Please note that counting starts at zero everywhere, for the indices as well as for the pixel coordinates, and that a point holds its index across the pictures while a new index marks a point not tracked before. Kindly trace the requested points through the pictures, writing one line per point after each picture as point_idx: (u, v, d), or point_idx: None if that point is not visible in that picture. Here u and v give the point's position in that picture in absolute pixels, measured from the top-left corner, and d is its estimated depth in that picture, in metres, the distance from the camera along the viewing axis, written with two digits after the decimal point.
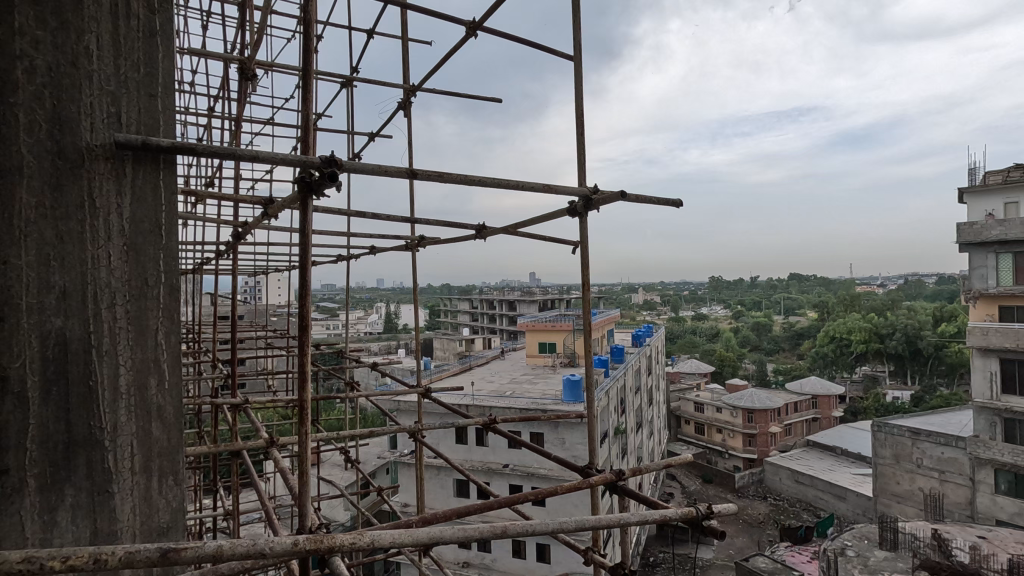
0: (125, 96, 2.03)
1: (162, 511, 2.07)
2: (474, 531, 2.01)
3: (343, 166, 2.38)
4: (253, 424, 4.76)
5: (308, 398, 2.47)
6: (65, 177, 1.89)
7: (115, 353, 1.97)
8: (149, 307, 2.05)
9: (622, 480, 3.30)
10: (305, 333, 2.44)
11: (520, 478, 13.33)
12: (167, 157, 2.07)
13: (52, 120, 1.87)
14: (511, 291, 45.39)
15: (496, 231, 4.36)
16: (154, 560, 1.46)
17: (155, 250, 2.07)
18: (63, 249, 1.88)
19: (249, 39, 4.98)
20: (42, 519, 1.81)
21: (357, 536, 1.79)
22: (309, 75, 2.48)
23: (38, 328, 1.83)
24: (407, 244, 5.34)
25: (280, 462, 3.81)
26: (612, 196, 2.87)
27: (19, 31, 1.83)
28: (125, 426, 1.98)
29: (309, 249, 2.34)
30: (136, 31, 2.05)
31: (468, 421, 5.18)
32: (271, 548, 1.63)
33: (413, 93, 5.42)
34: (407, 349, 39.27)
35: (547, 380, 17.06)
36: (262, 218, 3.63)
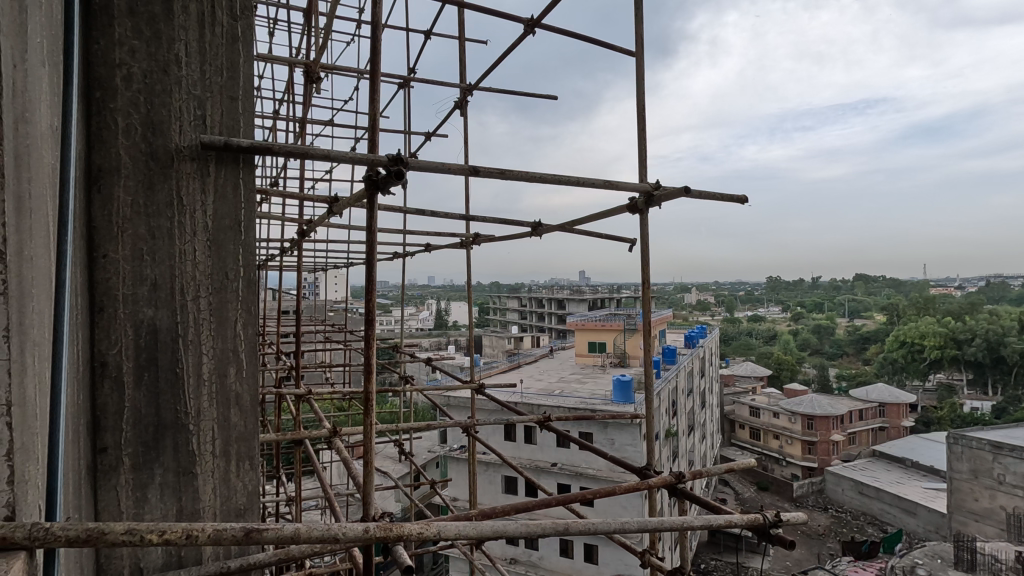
0: (210, 98, 2.14)
1: (239, 494, 2.17)
2: (536, 529, 2.01)
3: (410, 164, 2.43)
4: (315, 415, 4.84)
5: (372, 389, 2.52)
6: (157, 178, 2.02)
7: (199, 343, 2.09)
8: (229, 300, 2.15)
9: (682, 483, 3.20)
10: (370, 328, 2.50)
11: (568, 477, 13.22)
12: (245, 157, 2.17)
13: (146, 123, 2.01)
14: (560, 290, 45.07)
15: (552, 229, 4.32)
16: (237, 539, 1.51)
17: (235, 246, 2.17)
18: (155, 244, 2.01)
19: (316, 42, 5.15)
20: (134, 495, 1.96)
21: (424, 527, 1.83)
22: (376, 75, 2.53)
23: (133, 317, 1.97)
24: (462, 241, 5.37)
25: (343, 453, 3.92)
26: (675, 192, 2.78)
27: (118, 41, 1.97)
28: (206, 412, 2.09)
29: (375, 247, 2.39)
30: (220, 38, 2.16)
31: (523, 419, 5.11)
32: (344, 534, 1.67)
33: (469, 92, 5.44)
34: (458, 345, 39.69)
35: (597, 380, 16.86)
36: (327, 216, 3.74)
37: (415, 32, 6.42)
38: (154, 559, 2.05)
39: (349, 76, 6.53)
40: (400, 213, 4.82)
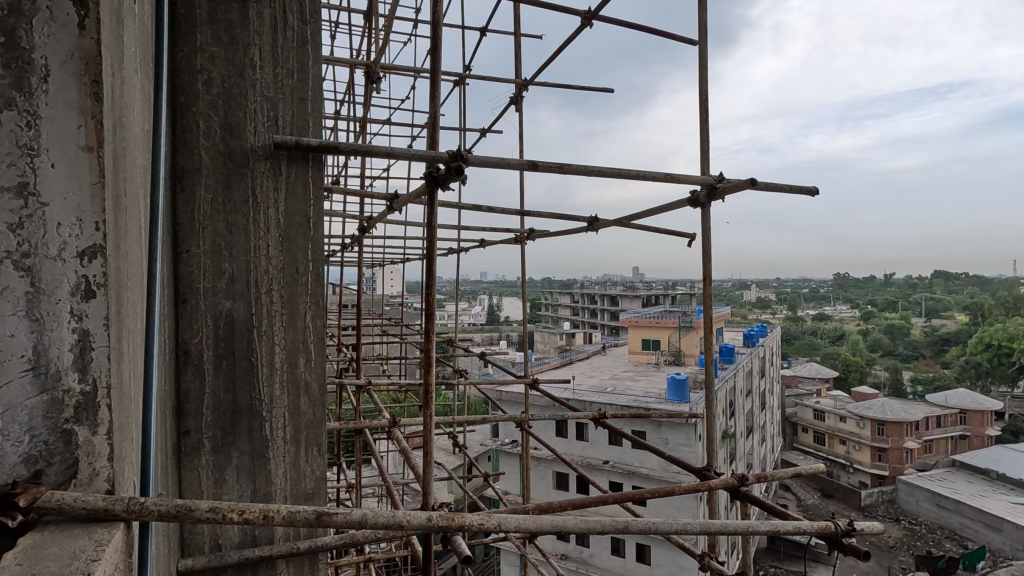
0: (282, 100, 2.23)
1: (308, 478, 2.26)
2: (597, 524, 2.00)
3: (470, 160, 2.45)
4: (375, 405, 4.97)
5: (431, 381, 2.58)
6: (234, 177, 2.13)
7: (272, 333, 2.19)
8: (299, 293, 2.24)
9: (745, 486, 3.08)
10: (430, 321, 2.55)
11: (620, 476, 13.06)
12: (315, 156, 2.25)
13: (224, 125, 2.13)
14: (613, 286, 44.41)
15: (608, 223, 4.26)
16: (310, 521, 1.58)
17: (305, 241, 2.26)
18: (232, 240, 2.12)
19: (376, 43, 5.28)
20: (213, 476, 2.09)
21: (484, 518, 1.86)
22: (437, 74, 2.57)
23: (212, 308, 2.09)
24: (517, 237, 5.38)
25: (402, 443, 4.02)
26: (741, 184, 2.68)
27: (199, 48, 2.09)
28: (279, 399, 2.20)
29: (435, 242, 2.43)
30: (291, 41, 2.24)
31: (578, 416, 5.08)
32: (407, 521, 1.72)
33: (525, 87, 5.44)
34: (509, 341, 39.89)
35: (651, 378, 16.56)
36: (387, 212, 3.83)
37: (472, 30, 6.46)
38: (232, 536, 2.19)
39: (406, 76, 6.66)
40: (456, 209, 4.87)
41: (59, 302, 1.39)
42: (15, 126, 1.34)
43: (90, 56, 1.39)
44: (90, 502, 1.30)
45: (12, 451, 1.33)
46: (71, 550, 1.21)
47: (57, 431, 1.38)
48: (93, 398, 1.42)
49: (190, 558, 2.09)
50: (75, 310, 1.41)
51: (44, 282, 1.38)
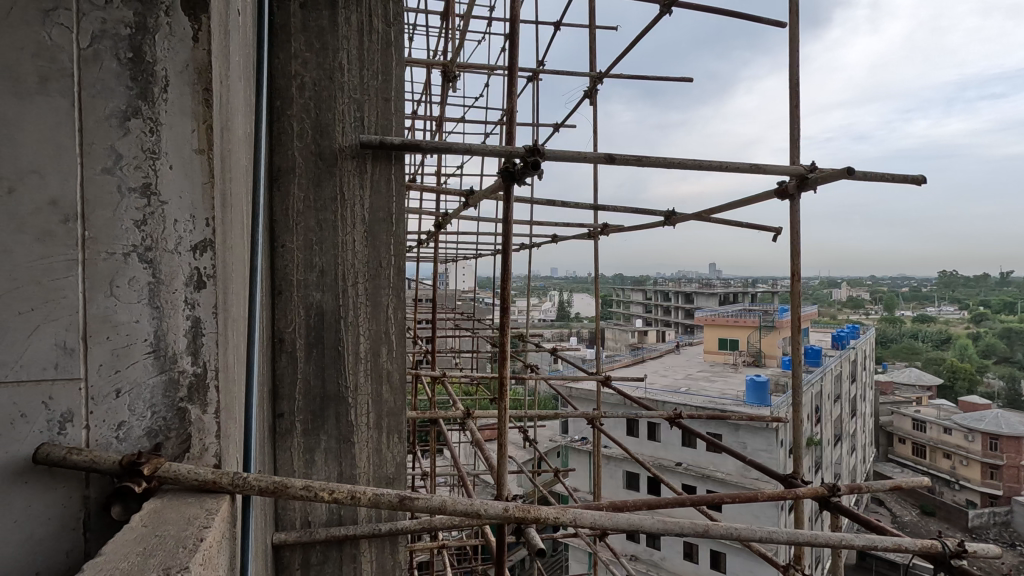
0: (368, 101, 2.32)
1: (389, 463, 2.36)
2: (674, 525, 1.94)
3: (546, 155, 2.45)
4: (449, 397, 5.08)
5: (506, 374, 2.60)
6: (324, 176, 2.26)
7: (357, 324, 2.30)
8: (382, 286, 2.33)
9: (836, 496, 2.88)
10: (506, 315, 2.57)
11: (694, 479, 12.62)
12: (397, 154, 2.32)
13: (315, 127, 2.26)
14: (688, 283, 42.87)
15: (686, 218, 4.12)
16: (393, 504, 1.64)
17: (388, 237, 2.35)
18: (323, 235, 2.25)
19: (453, 41, 5.37)
20: (304, 456, 2.24)
21: (560, 513, 1.86)
22: (514, 69, 2.57)
23: (304, 300, 2.23)
24: (590, 232, 5.32)
25: (476, 435, 4.10)
26: (836, 174, 2.50)
27: (294, 55, 2.23)
28: (363, 386, 2.31)
29: (511, 236, 2.45)
30: (376, 44, 2.32)
31: (652, 415, 4.95)
32: (485, 511, 1.76)
33: (600, 80, 5.35)
34: (580, 337, 39.60)
35: (728, 379, 15.89)
36: (462, 208, 3.90)
37: (546, 25, 6.42)
38: (320, 514, 2.33)
39: (480, 75, 6.74)
40: (529, 204, 4.89)
41: (176, 292, 1.54)
42: (140, 133, 1.49)
43: (202, 66, 1.53)
44: (201, 474, 1.42)
45: (138, 423, 1.49)
46: (186, 516, 1.34)
47: (173, 408, 1.53)
48: (203, 379, 1.57)
49: (284, 531, 2.25)
50: (189, 299, 1.55)
51: (163, 272, 1.53)
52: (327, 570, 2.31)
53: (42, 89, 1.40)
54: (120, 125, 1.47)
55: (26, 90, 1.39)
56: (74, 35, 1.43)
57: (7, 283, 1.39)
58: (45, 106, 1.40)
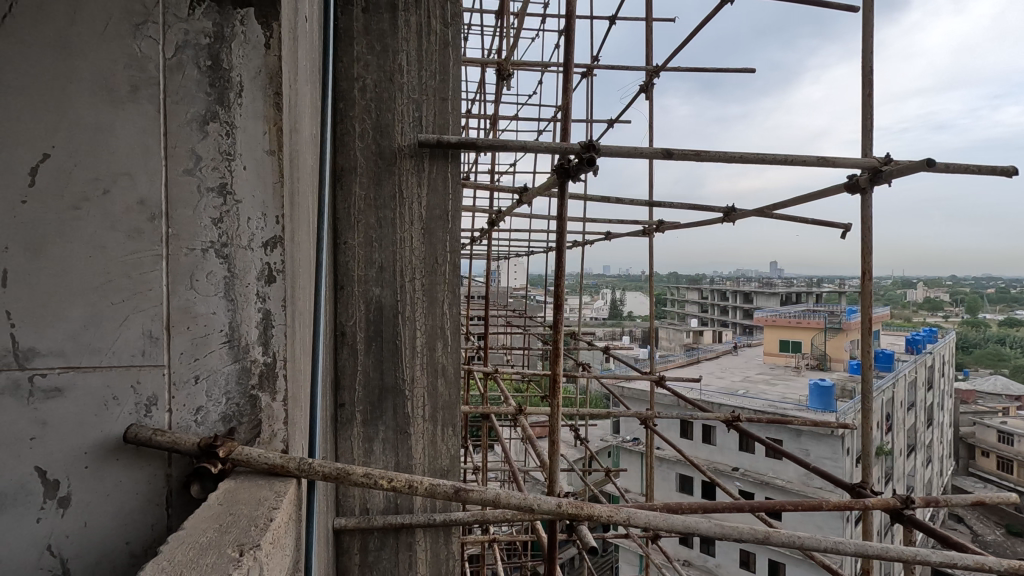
0: (426, 100, 2.37)
1: (444, 455, 2.40)
2: (733, 530, 1.89)
3: (601, 150, 2.42)
4: (501, 392, 5.10)
5: (559, 371, 2.60)
6: (383, 175, 2.33)
7: (413, 319, 2.36)
8: (438, 282, 2.38)
9: (909, 509, 2.71)
10: (559, 312, 2.56)
11: (752, 485, 12.14)
12: (454, 152, 2.36)
13: (376, 128, 2.33)
14: (748, 282, 41.33)
15: (747, 214, 3.97)
16: (448, 495, 1.68)
17: (444, 234, 2.39)
18: (382, 232, 2.33)
19: (507, 39, 5.37)
20: (363, 446, 2.32)
21: (614, 512, 1.85)
22: (569, 66, 2.56)
23: (364, 295, 2.31)
24: (645, 229, 5.22)
25: (528, 432, 4.11)
26: (914, 166, 2.35)
27: (356, 58, 2.31)
28: (419, 379, 2.37)
29: (565, 233, 2.45)
30: (434, 45, 2.37)
31: (709, 417, 4.80)
32: (538, 506, 1.77)
33: (656, 74, 5.23)
34: (633, 336, 38.94)
35: (790, 382, 15.22)
36: (516, 205, 3.91)
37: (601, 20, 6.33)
38: (378, 502, 2.41)
39: (534, 72, 6.72)
40: (582, 201, 4.85)
41: (249, 285, 1.63)
42: (217, 135, 1.59)
43: (272, 71, 1.61)
44: (270, 458, 1.51)
45: (215, 408, 1.60)
46: (257, 497, 1.42)
47: (246, 395, 1.62)
48: (273, 368, 1.65)
49: (344, 517, 2.35)
50: (260, 293, 1.64)
51: (238, 267, 1.62)
52: (384, 556, 2.39)
53: (132, 97, 1.52)
54: (200, 129, 1.57)
55: (119, 98, 1.51)
56: (160, 45, 1.54)
57: (101, 277, 1.51)
58: (134, 113, 1.52)
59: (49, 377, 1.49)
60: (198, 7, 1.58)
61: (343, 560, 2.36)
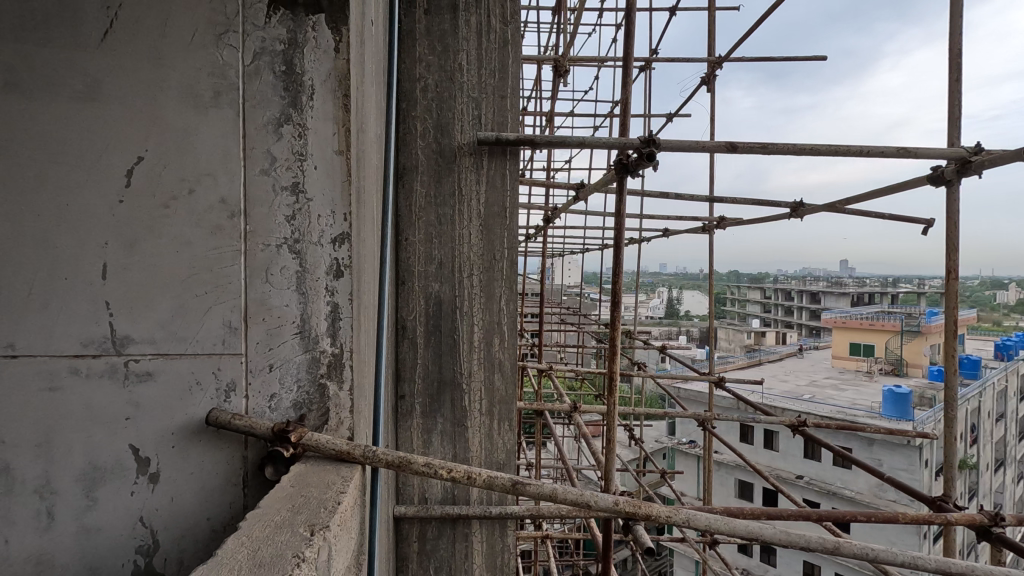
0: (486, 99, 2.40)
1: (500, 449, 2.43)
2: (799, 539, 1.81)
3: (661, 145, 2.37)
4: (555, 390, 5.08)
5: (615, 370, 2.58)
6: (443, 173, 2.38)
7: (471, 314, 2.40)
8: (496, 277, 2.41)
9: (998, 527, 2.51)
10: (616, 309, 2.53)
11: (817, 495, 11.55)
12: (513, 149, 2.38)
13: (437, 127, 2.38)
14: (815, 281, 39.29)
15: (816, 209, 3.78)
16: (506, 487, 1.69)
17: (502, 230, 2.41)
18: (442, 228, 2.38)
19: (565, 35, 5.34)
20: (422, 437, 2.39)
21: (673, 512, 1.82)
22: (629, 60, 2.52)
23: (424, 290, 2.38)
24: (705, 225, 5.07)
25: (582, 431, 4.08)
26: (1009, 156, 2.16)
27: (419, 59, 2.37)
28: (476, 374, 2.41)
29: (623, 230, 2.41)
30: (493, 43, 2.39)
31: (772, 421, 4.61)
32: (595, 503, 1.77)
33: (719, 65, 5.05)
34: (690, 336, 37.86)
35: (861, 388, 14.37)
36: (573, 201, 3.89)
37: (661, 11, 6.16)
38: (436, 492, 2.47)
39: (592, 68, 6.66)
40: (640, 197, 4.76)
41: (318, 280, 1.71)
42: (291, 137, 1.68)
43: (342, 74, 1.68)
44: (338, 445, 1.57)
45: (287, 395, 1.68)
46: (326, 481, 1.49)
47: (315, 383, 1.71)
48: (340, 359, 1.73)
49: (404, 505, 2.42)
50: (329, 286, 1.72)
51: (308, 261, 1.70)
52: (441, 545, 2.45)
53: (215, 102, 1.63)
54: (275, 131, 1.66)
55: (203, 103, 1.62)
56: (239, 53, 1.64)
57: (187, 271, 1.63)
58: (216, 116, 1.62)
59: (141, 362, 1.62)
60: (275, 15, 1.66)
61: (402, 547, 2.44)
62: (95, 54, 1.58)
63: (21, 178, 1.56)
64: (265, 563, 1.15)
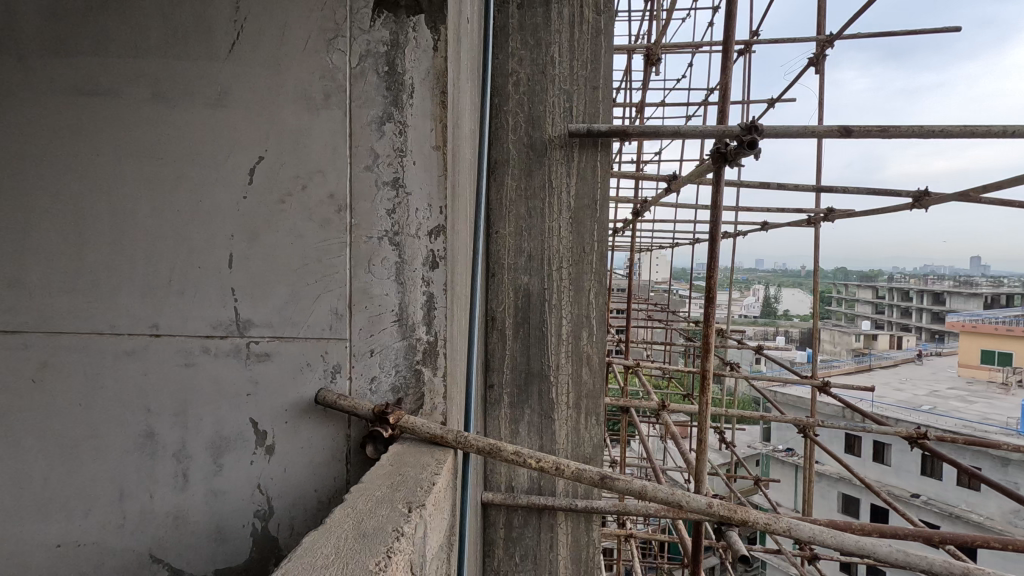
0: (578, 91, 2.39)
1: (586, 443, 2.42)
2: (920, 560, 1.65)
3: (764, 131, 2.23)
4: (642, 387, 4.94)
5: (709, 368, 2.47)
6: (534, 166, 2.39)
7: (559, 306, 2.40)
8: (585, 270, 2.39)
9: None
10: (711, 304, 2.43)
11: (937, 517, 10.41)
12: (605, 140, 2.34)
13: (528, 120, 2.40)
14: (939, 280, 35.23)
15: (945, 198, 3.38)
16: (594, 481, 1.68)
17: (592, 222, 2.38)
18: (532, 221, 2.40)
19: (657, 21, 5.14)
20: (510, 427, 2.43)
21: (772, 518, 1.72)
22: (729, 42, 2.39)
23: (514, 283, 2.41)
24: (811, 217, 4.71)
25: (672, 431, 3.94)
26: None
27: (511, 54, 2.40)
28: (564, 367, 2.41)
29: (720, 222, 2.31)
30: (586, 34, 2.37)
31: (886, 431, 4.21)
32: (687, 503, 1.71)
33: (830, 44, 4.66)
34: (789, 337, 35.38)
35: (994, 401, 12.75)
36: (665, 193, 3.75)
37: None
38: (523, 481, 2.51)
39: (686, 55, 6.38)
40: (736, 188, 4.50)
41: (416, 270, 1.79)
42: (392, 134, 1.76)
43: (440, 72, 1.74)
44: (432, 429, 1.64)
45: (386, 378, 1.78)
46: (422, 462, 1.56)
47: (412, 368, 1.79)
48: (435, 346, 1.80)
49: (492, 492, 2.48)
50: (425, 277, 1.79)
51: (407, 253, 1.79)
52: (527, 534, 2.49)
53: (325, 104, 1.75)
54: (378, 128, 1.76)
55: (314, 105, 1.74)
56: (347, 56, 1.74)
57: (299, 261, 1.77)
58: (327, 117, 1.75)
59: (261, 343, 1.78)
60: (379, 18, 1.75)
61: (489, 532, 2.50)
62: (225, 64, 1.74)
63: (163, 178, 1.76)
64: (367, 533, 1.22)
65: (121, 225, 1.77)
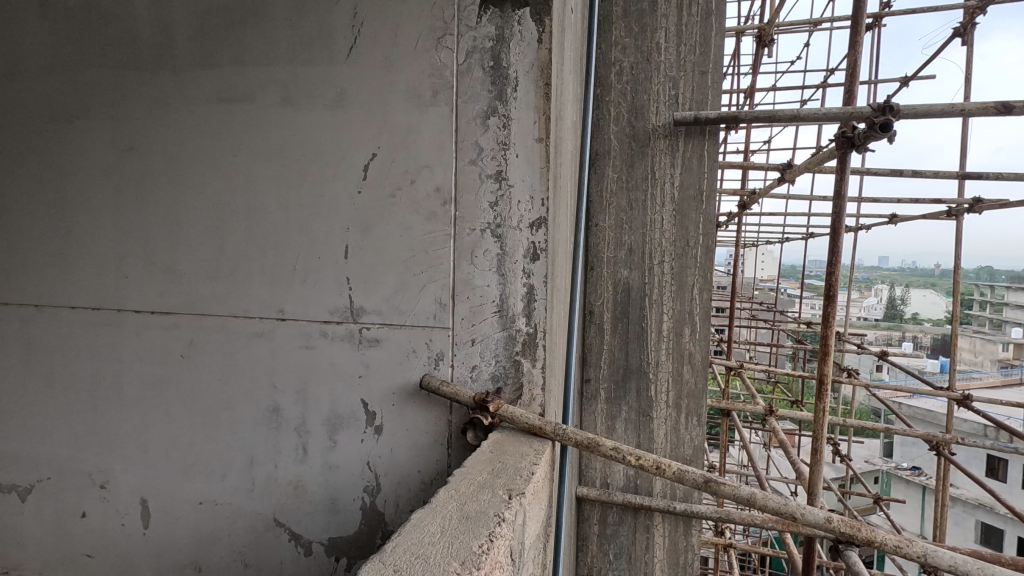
0: (685, 77, 2.28)
1: (686, 445, 2.33)
2: None
3: (901, 111, 1.99)
4: (747, 390, 4.64)
5: (827, 372, 2.27)
6: (636, 157, 2.33)
7: (661, 301, 2.33)
8: (689, 265, 2.29)
9: None
10: (832, 303, 2.23)
11: None
12: (712, 128, 2.22)
13: (631, 110, 2.34)
14: None
15: None
16: (697, 483, 1.61)
17: (697, 214, 2.28)
18: (633, 214, 2.34)
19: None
20: (606, 422, 2.40)
21: (904, 541, 1.55)
22: (859, 16, 2.17)
23: (613, 277, 2.37)
24: (952, 209, 4.18)
25: (780, 438, 3.67)
26: None
27: (614, 43, 2.34)
28: (664, 364, 2.33)
29: (843, 213, 2.11)
30: (695, 17, 2.25)
31: None
32: (802, 515, 1.59)
33: (981, 10, 4.08)
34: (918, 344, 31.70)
35: None
36: (777, 183, 3.48)
37: None
38: (619, 479, 2.46)
39: (804, 33, 5.87)
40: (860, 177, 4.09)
41: (517, 262, 1.81)
42: (496, 128, 1.79)
43: (544, 64, 1.74)
44: (531, 420, 1.66)
45: (486, 367, 1.82)
46: (520, 451, 1.58)
47: (511, 359, 1.81)
48: (534, 337, 1.81)
49: (587, 486, 2.47)
50: (526, 269, 1.81)
51: (508, 245, 1.81)
52: (622, 532, 2.45)
53: (433, 101, 1.81)
54: (483, 123, 1.79)
55: (423, 103, 1.81)
56: (455, 53, 1.79)
57: (407, 253, 1.85)
58: (434, 114, 1.81)
59: (372, 330, 1.89)
60: (485, 14, 1.78)
61: (583, 526, 2.49)
62: (343, 67, 1.86)
63: (289, 175, 1.92)
64: (470, 516, 1.26)
65: (254, 218, 1.96)
